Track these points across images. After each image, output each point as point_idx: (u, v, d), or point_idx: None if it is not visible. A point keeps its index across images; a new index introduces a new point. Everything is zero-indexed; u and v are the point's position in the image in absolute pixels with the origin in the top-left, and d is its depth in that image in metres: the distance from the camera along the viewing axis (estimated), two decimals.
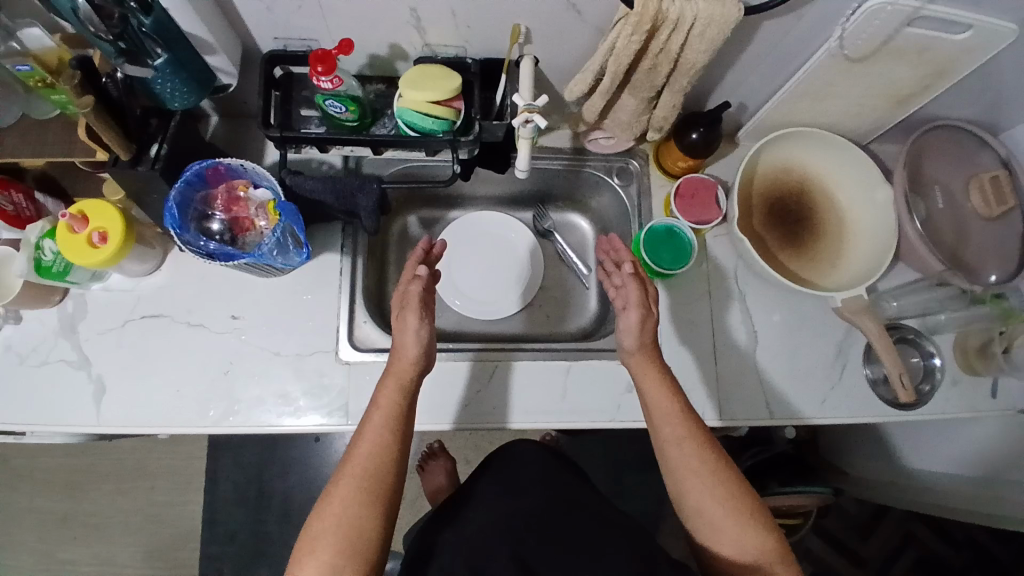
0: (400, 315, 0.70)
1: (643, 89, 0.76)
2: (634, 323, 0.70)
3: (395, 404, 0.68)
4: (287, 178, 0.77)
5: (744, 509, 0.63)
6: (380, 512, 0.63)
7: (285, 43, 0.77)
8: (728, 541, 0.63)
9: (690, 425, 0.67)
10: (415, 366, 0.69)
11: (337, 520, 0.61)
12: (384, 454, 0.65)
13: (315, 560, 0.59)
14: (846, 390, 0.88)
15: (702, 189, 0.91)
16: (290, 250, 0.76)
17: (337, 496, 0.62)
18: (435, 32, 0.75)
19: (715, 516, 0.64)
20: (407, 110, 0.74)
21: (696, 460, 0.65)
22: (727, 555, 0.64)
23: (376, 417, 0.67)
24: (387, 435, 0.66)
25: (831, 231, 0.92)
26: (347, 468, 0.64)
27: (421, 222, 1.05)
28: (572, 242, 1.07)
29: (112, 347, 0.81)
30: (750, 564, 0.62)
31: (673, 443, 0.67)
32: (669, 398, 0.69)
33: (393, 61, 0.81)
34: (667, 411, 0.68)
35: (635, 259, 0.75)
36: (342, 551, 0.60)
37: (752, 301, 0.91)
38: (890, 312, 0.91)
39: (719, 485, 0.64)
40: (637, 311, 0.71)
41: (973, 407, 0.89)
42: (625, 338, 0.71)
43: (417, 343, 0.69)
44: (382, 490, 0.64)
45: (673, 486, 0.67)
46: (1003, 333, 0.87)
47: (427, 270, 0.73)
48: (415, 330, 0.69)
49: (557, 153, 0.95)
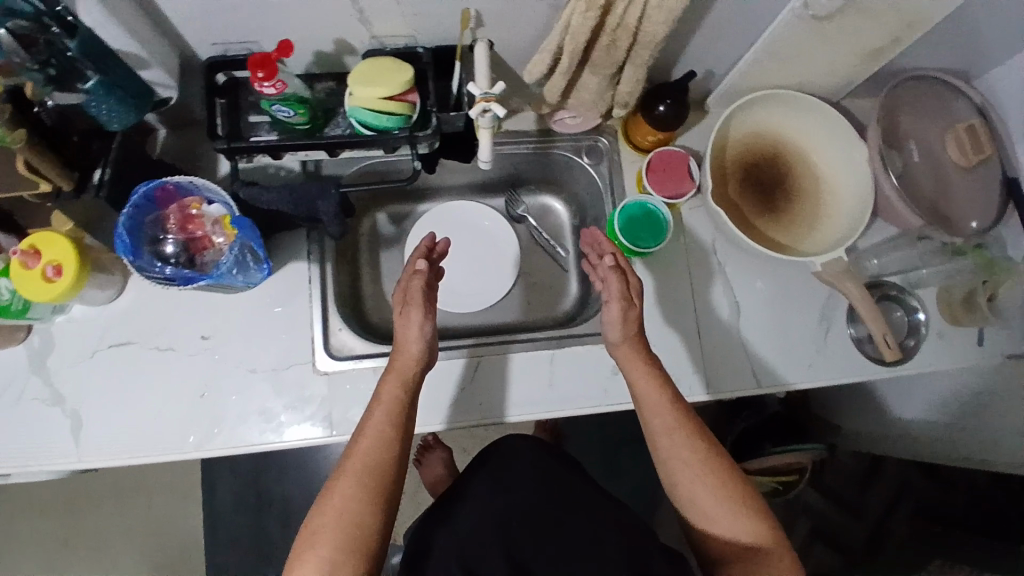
0: (404, 311, 0.71)
1: (605, 66, 0.73)
2: (616, 314, 0.70)
3: (396, 399, 0.69)
4: (241, 191, 0.73)
5: (737, 498, 0.63)
6: (380, 508, 0.63)
7: (224, 48, 0.73)
8: (723, 529, 0.63)
9: (680, 414, 0.67)
10: (418, 362, 0.71)
11: (337, 514, 0.61)
12: (384, 449, 0.65)
13: (315, 556, 0.59)
14: (831, 353, 0.88)
15: (674, 162, 0.88)
16: (250, 267, 0.72)
17: (337, 491, 0.62)
18: (380, 22, 0.71)
19: (707, 506, 0.63)
20: (359, 109, 0.71)
21: (686, 448, 0.65)
22: (724, 545, 0.63)
23: (376, 413, 0.68)
24: (389, 430, 0.67)
25: (808, 194, 0.90)
26: (349, 462, 0.65)
27: (390, 219, 1.01)
28: (547, 225, 1.04)
29: (85, 380, 0.78)
30: (746, 550, 0.62)
31: (662, 433, 0.66)
32: (659, 388, 0.68)
33: (342, 56, 0.77)
34: (656, 401, 0.67)
35: (616, 248, 0.74)
36: (343, 546, 0.60)
37: (733, 272, 0.90)
38: (871, 270, 0.90)
39: (710, 474, 0.64)
40: (619, 304, 0.70)
41: (960, 359, 0.88)
42: (610, 331, 0.71)
43: (420, 339, 0.71)
44: (381, 484, 0.64)
45: (666, 478, 0.66)
46: (987, 283, 0.85)
47: (427, 265, 0.72)
48: (419, 325, 0.70)
49: (523, 137, 0.92)
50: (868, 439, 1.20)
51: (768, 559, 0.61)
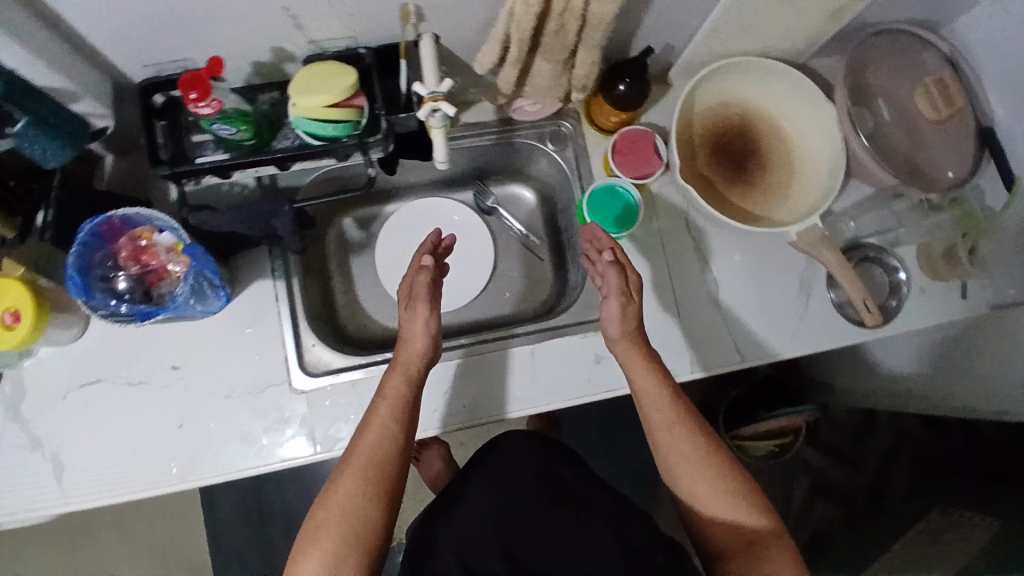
0: (411, 305, 0.72)
1: (557, 51, 0.70)
2: (616, 311, 0.68)
3: (401, 395, 0.70)
4: (191, 217, 0.70)
5: (736, 491, 0.63)
6: (382, 504, 0.64)
7: (158, 69, 0.70)
8: (723, 524, 0.63)
9: (679, 408, 0.66)
10: (423, 357, 0.72)
11: (341, 509, 0.63)
12: (388, 444, 0.67)
13: (318, 550, 0.61)
14: (813, 320, 0.86)
15: (640, 141, 0.86)
16: (207, 294, 0.70)
17: (341, 487, 0.64)
18: (317, 27, 0.67)
19: (705, 498, 0.64)
20: (303, 119, 0.67)
21: (685, 443, 0.65)
22: (724, 540, 0.63)
23: (382, 408, 0.69)
24: (393, 425, 0.68)
25: (780, 160, 0.88)
26: (353, 457, 0.66)
27: (357, 223, 0.99)
28: (519, 214, 1.02)
29: (59, 423, 0.77)
30: (747, 543, 0.62)
31: (662, 427, 0.66)
32: (659, 381, 0.67)
33: (282, 64, 0.73)
34: (654, 395, 0.67)
35: (616, 242, 0.73)
36: (346, 542, 0.61)
37: (709, 248, 0.88)
38: (848, 233, 0.89)
39: (709, 468, 0.64)
40: (618, 300, 0.68)
41: (947, 313, 0.86)
42: (610, 326, 0.69)
43: (425, 335, 0.72)
44: (384, 480, 0.65)
45: (666, 469, 0.67)
46: (966, 236, 0.83)
47: (432, 260, 0.72)
48: (425, 320, 0.71)
49: (483, 128, 0.89)
50: (859, 396, 1.20)
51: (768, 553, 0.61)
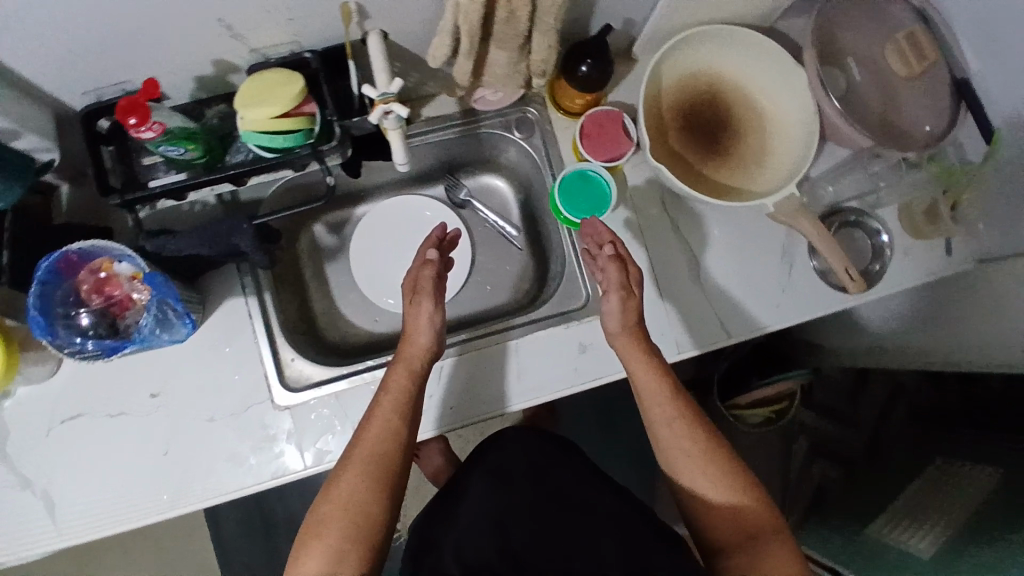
0: (416, 300, 0.74)
1: (510, 39, 0.68)
2: (615, 307, 0.72)
3: (404, 388, 0.72)
4: (148, 244, 0.68)
5: (737, 485, 0.66)
6: (386, 497, 0.65)
7: (98, 95, 0.68)
8: (724, 516, 0.66)
9: (680, 405, 0.71)
10: (426, 353, 0.74)
11: (345, 501, 0.63)
12: (392, 437, 0.68)
13: (322, 542, 0.61)
14: (797, 290, 0.85)
15: (608, 122, 0.84)
16: (173, 322, 0.69)
17: (344, 479, 0.64)
18: (256, 36, 0.64)
19: (707, 492, 0.67)
20: (252, 133, 0.65)
21: (686, 437, 0.69)
22: (725, 532, 0.65)
23: (385, 401, 0.71)
24: (396, 419, 0.69)
25: (752, 129, 0.86)
26: (356, 451, 0.67)
27: (328, 228, 0.97)
28: (493, 205, 1.00)
29: (45, 460, 0.76)
30: (747, 535, 0.64)
31: (663, 423, 0.70)
32: (659, 378, 0.72)
33: (226, 75, 0.71)
34: (655, 391, 0.71)
35: (615, 235, 0.76)
36: (350, 534, 0.61)
37: (686, 225, 0.86)
38: (827, 198, 0.87)
39: (708, 462, 0.67)
40: (618, 295, 0.72)
41: (931, 271, 0.85)
42: (611, 322, 0.74)
43: (428, 330, 0.74)
44: (387, 472, 0.66)
45: (668, 466, 0.70)
46: (948, 193, 0.81)
47: (439, 255, 0.76)
48: (430, 314, 0.74)
49: (446, 122, 0.86)
50: (851, 356, 1.20)
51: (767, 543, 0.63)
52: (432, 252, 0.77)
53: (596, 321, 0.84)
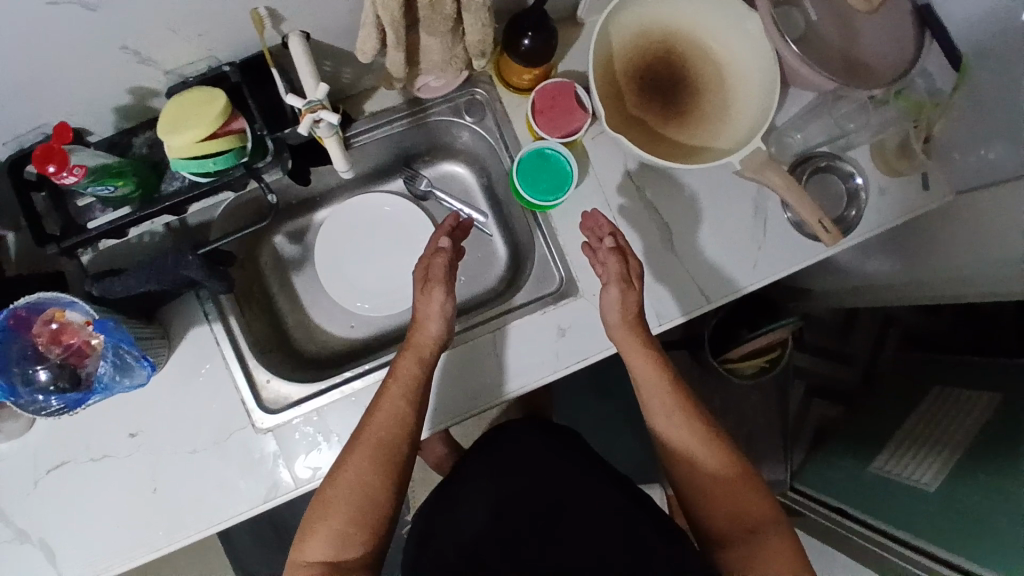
0: (426, 289, 0.73)
1: (439, 24, 0.63)
2: (615, 297, 0.72)
3: (414, 376, 0.71)
4: (94, 288, 0.67)
5: (737, 478, 0.66)
6: (391, 485, 0.65)
7: (19, 142, 0.65)
8: (724, 508, 0.65)
9: (680, 397, 0.71)
10: (436, 342, 0.73)
11: (350, 487, 0.64)
12: (399, 425, 0.68)
13: (327, 526, 0.62)
14: (774, 244, 0.82)
15: (559, 95, 0.80)
16: (130, 363, 0.67)
17: (350, 464, 0.65)
18: (168, 56, 0.61)
19: (706, 484, 0.67)
20: (180, 160, 0.61)
21: (685, 429, 0.69)
22: (724, 523, 0.65)
23: (395, 387, 0.70)
24: (404, 407, 0.69)
25: (711, 83, 0.82)
26: (363, 437, 0.67)
27: (289, 237, 0.94)
28: (455, 192, 0.97)
29: (36, 511, 0.75)
30: (745, 528, 0.63)
31: (662, 415, 0.71)
32: (659, 372, 0.72)
33: (146, 101, 0.67)
34: (654, 382, 0.72)
35: (614, 226, 0.76)
36: (354, 520, 0.62)
37: (652, 190, 0.83)
38: (796, 145, 0.84)
39: (709, 454, 0.68)
40: (618, 286, 0.72)
41: (909, 209, 0.81)
42: (609, 313, 0.73)
43: (439, 317, 0.73)
44: (393, 461, 0.66)
45: (669, 457, 0.71)
46: (919, 124, 0.79)
47: (450, 244, 0.76)
48: (440, 303, 0.72)
49: (392, 114, 0.82)
50: (838, 296, 1.18)
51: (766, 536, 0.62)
52: (443, 240, 0.78)
53: (571, 303, 0.81)
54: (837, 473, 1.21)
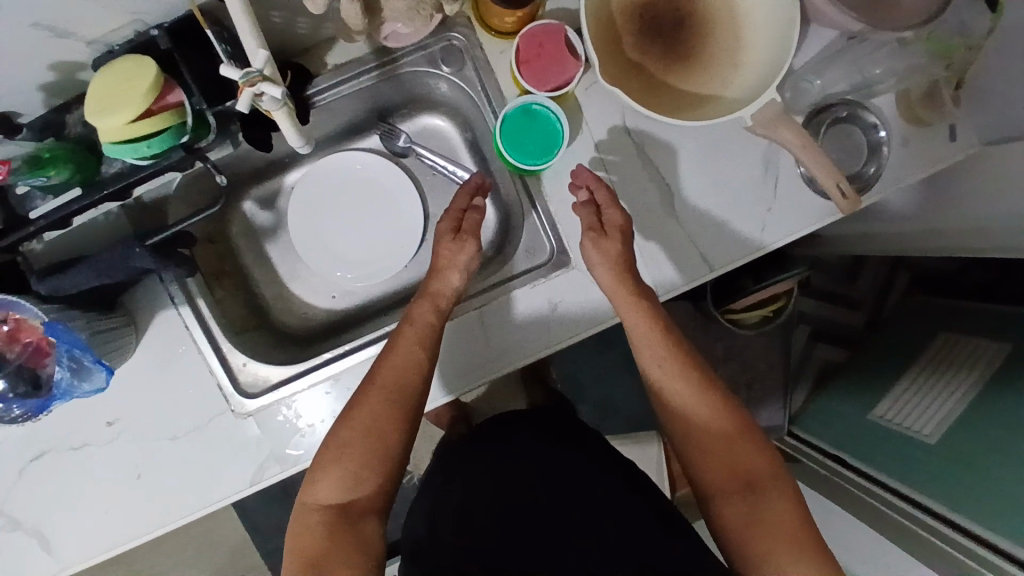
0: (459, 239, 0.70)
1: None
2: (594, 252, 0.68)
3: (428, 323, 0.66)
4: (40, 286, 0.62)
5: (732, 430, 0.63)
6: (406, 433, 0.63)
7: None
8: (722, 458, 0.63)
9: (670, 344, 0.67)
10: (452, 295, 0.69)
11: (365, 430, 0.61)
12: (416, 370, 0.64)
13: (339, 468, 0.60)
14: (788, 203, 0.74)
15: (547, 40, 0.70)
16: (87, 367, 0.64)
17: (366, 407, 0.62)
18: (88, 27, 0.52)
19: (704, 437, 0.64)
20: (109, 145, 0.55)
21: (679, 381, 0.65)
22: (719, 478, 0.62)
23: (410, 331, 0.66)
24: (421, 353, 0.65)
25: (720, 23, 0.72)
26: (376, 381, 0.64)
27: (260, 204, 0.88)
28: (437, 148, 0.88)
29: (25, 499, 0.74)
30: (746, 478, 0.61)
31: (655, 365, 0.67)
32: (651, 324, 0.67)
33: (75, 76, 0.59)
34: (646, 333, 0.67)
35: (595, 179, 0.71)
36: (368, 463, 0.60)
37: (652, 147, 0.74)
38: (813, 93, 0.74)
39: (703, 405, 0.64)
40: (587, 236, 0.68)
41: (933, 162, 0.73)
42: (599, 272, 0.68)
43: (465, 271, 0.69)
44: (409, 407, 0.63)
45: (665, 408, 0.67)
46: (949, 69, 0.70)
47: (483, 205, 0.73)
48: (470, 259, 0.69)
49: (358, 68, 0.74)
50: (844, 242, 1.11)
51: (766, 489, 0.60)
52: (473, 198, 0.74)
53: (563, 276, 0.75)
54: (837, 421, 1.20)
